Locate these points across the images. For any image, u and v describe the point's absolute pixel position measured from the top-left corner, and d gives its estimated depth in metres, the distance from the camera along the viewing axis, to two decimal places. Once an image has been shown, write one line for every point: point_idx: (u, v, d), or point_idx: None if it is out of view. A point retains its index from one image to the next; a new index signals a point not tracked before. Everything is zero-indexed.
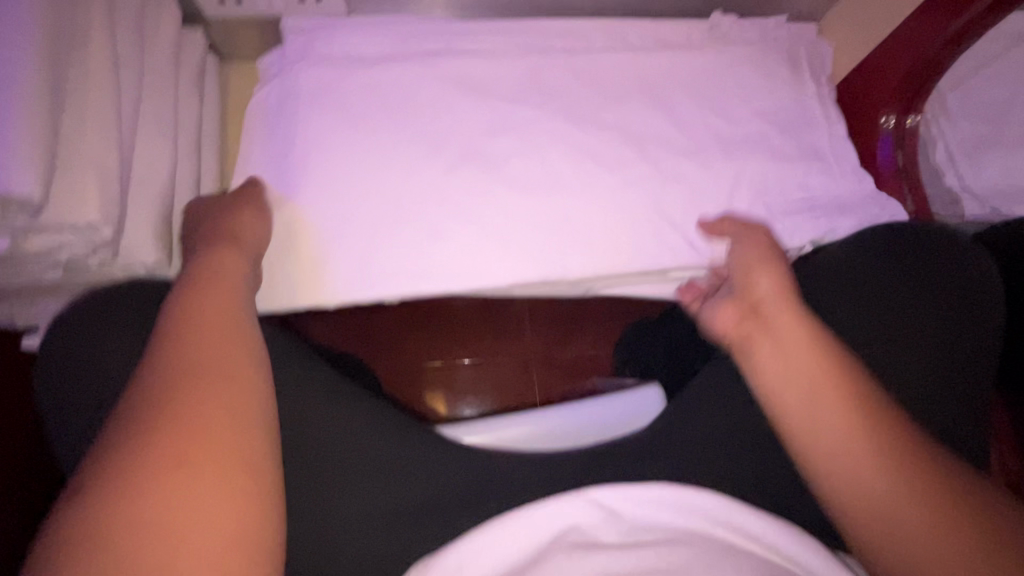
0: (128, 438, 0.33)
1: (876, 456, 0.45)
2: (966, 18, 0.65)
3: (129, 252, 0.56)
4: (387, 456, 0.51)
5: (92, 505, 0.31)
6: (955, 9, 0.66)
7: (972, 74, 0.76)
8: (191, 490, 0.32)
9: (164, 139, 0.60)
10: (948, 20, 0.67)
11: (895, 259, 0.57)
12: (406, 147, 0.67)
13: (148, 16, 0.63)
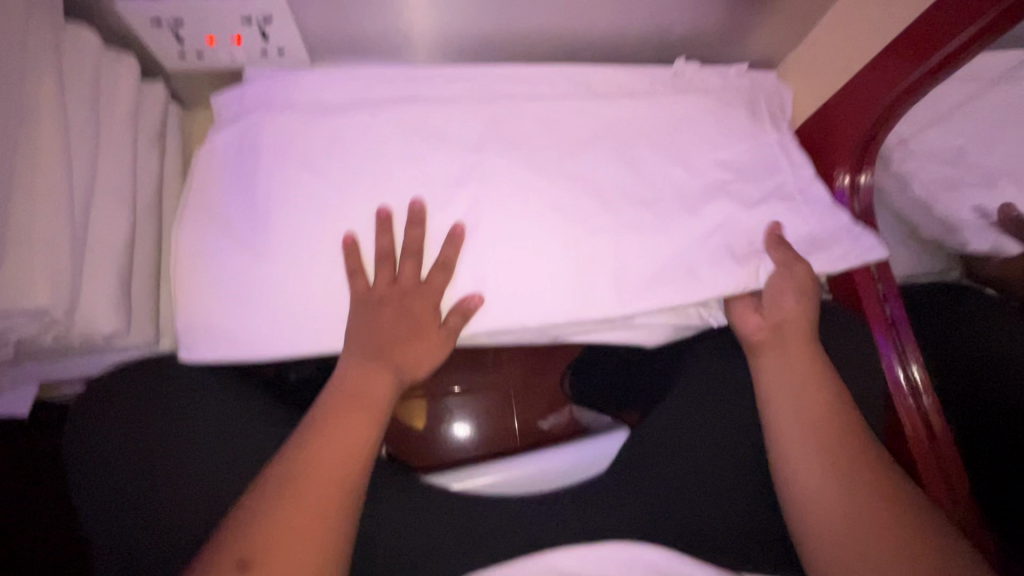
0: (307, 435, 0.56)
1: (854, 499, 0.56)
2: (921, 69, 0.65)
3: (84, 325, 0.55)
4: (441, 516, 0.60)
5: (279, 478, 0.52)
6: (911, 60, 0.66)
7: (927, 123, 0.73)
8: (317, 509, 0.51)
9: (123, 205, 0.60)
10: (902, 71, 0.67)
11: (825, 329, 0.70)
12: (369, 195, 0.65)
13: (104, 78, 0.62)
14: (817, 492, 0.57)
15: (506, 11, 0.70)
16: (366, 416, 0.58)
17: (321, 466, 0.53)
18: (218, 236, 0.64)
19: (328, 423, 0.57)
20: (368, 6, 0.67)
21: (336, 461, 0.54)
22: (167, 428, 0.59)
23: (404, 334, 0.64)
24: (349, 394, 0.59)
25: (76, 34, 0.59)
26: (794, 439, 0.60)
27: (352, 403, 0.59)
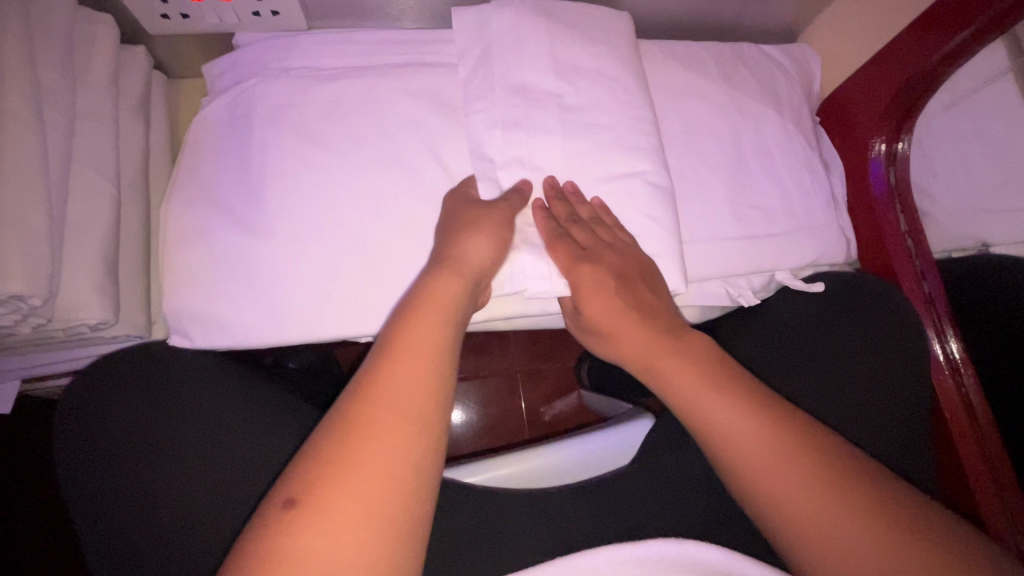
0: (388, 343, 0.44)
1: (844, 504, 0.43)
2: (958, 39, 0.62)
3: (68, 314, 0.50)
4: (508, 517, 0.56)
5: (351, 394, 0.40)
6: (949, 27, 0.62)
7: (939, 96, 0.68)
8: (392, 432, 0.38)
9: (106, 180, 0.54)
10: (941, 37, 0.63)
11: (837, 307, 0.68)
12: (377, 169, 0.60)
13: (78, 37, 0.56)
14: (797, 521, 0.44)
15: None
16: (434, 321, 0.46)
17: (398, 374, 0.41)
18: (212, 215, 0.58)
19: (405, 327, 0.44)
20: None
21: (413, 370, 0.41)
22: (174, 423, 0.53)
23: (468, 237, 0.54)
24: (424, 299, 0.48)
25: None
26: (756, 462, 0.46)
27: (426, 305, 0.47)
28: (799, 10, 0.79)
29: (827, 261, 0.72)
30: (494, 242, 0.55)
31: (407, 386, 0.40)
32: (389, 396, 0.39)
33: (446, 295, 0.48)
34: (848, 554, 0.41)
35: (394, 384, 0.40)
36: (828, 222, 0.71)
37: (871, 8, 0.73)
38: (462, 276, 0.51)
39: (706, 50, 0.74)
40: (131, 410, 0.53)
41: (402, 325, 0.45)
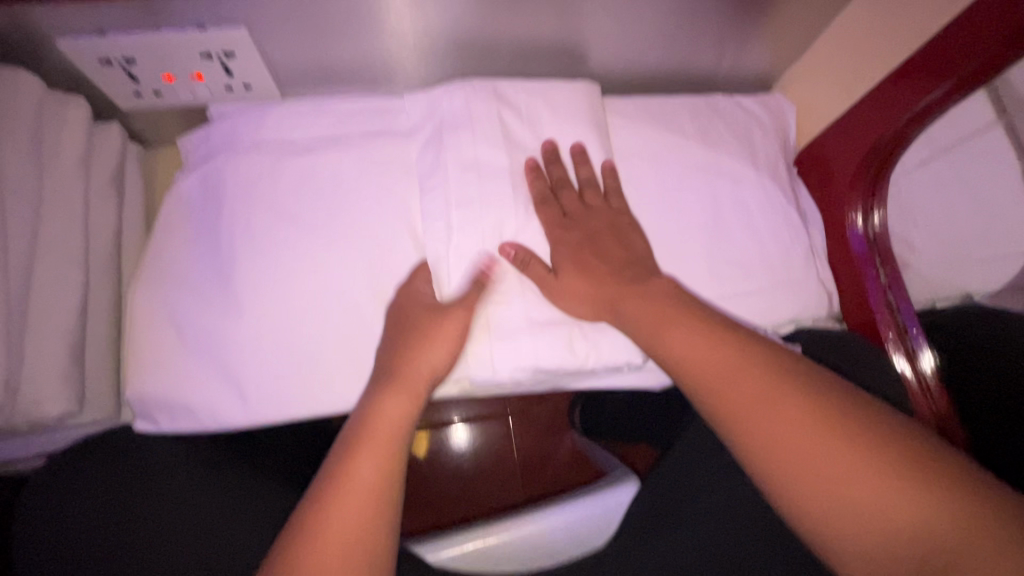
0: (333, 479, 0.46)
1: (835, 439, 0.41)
2: (925, 101, 0.61)
3: (29, 409, 0.49)
4: None
5: (293, 535, 0.43)
6: (919, 88, 0.62)
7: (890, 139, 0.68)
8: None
9: (73, 266, 0.54)
10: (910, 100, 0.63)
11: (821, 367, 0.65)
12: (346, 243, 0.60)
13: (47, 124, 0.56)
14: (778, 440, 0.43)
15: (489, 34, 0.66)
16: (377, 458, 0.47)
17: (334, 518, 0.43)
18: (183, 295, 0.58)
19: (348, 458, 0.47)
20: (340, 34, 0.62)
21: (350, 521, 0.44)
22: (139, 503, 0.51)
23: (415, 346, 0.55)
24: (373, 425, 0.50)
25: (12, 76, 0.53)
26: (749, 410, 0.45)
27: (372, 433, 0.49)
28: (772, 62, 0.80)
29: (807, 315, 0.71)
30: (449, 353, 0.56)
31: (343, 538, 0.43)
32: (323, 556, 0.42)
33: (393, 421, 0.50)
34: (857, 494, 0.39)
35: (331, 538, 0.43)
36: (807, 278, 0.71)
37: (838, 62, 0.73)
38: (411, 395, 0.52)
39: (679, 105, 0.74)
40: (77, 526, 0.49)
41: (343, 468, 0.47)
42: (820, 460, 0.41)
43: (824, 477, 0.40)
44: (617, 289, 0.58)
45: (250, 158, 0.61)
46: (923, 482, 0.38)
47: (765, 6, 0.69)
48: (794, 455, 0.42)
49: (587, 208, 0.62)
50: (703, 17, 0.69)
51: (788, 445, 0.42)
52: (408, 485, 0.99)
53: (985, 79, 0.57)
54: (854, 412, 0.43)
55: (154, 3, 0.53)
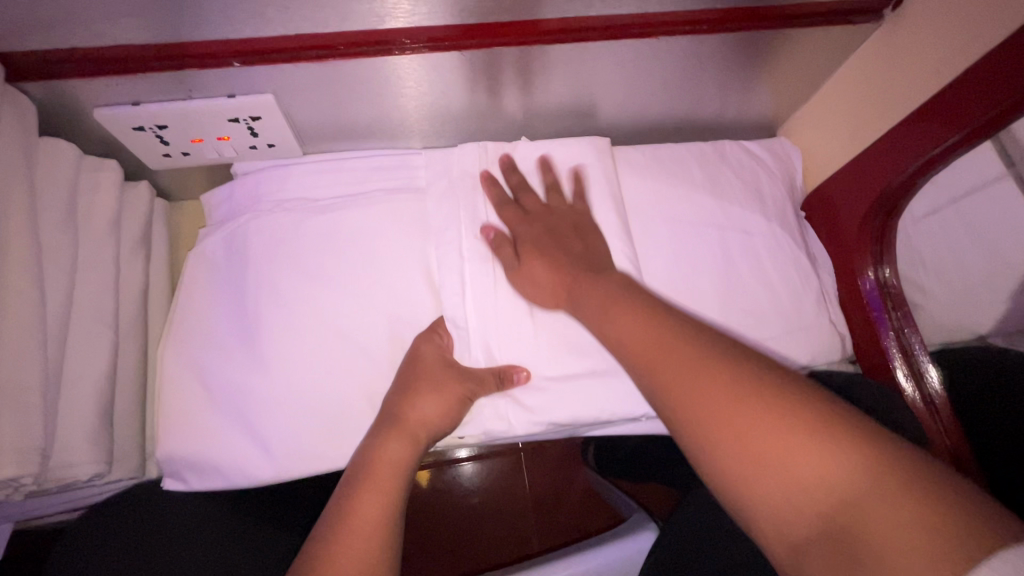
0: (339, 517, 0.49)
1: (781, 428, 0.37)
2: (926, 155, 0.63)
3: (60, 472, 0.50)
4: None
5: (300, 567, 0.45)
6: (919, 143, 0.63)
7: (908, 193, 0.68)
8: None
9: (104, 327, 0.56)
10: (911, 154, 0.65)
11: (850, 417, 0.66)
12: (368, 299, 0.61)
13: (81, 188, 0.58)
14: (697, 407, 0.40)
15: (503, 92, 0.68)
16: (379, 499, 0.51)
17: (336, 554, 0.45)
18: (208, 354, 0.59)
19: (352, 500, 0.50)
20: (362, 96, 0.64)
21: (359, 549, 0.46)
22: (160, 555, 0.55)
23: (420, 391, 0.57)
24: (375, 468, 0.53)
25: (51, 148, 0.55)
26: (693, 410, 0.40)
27: (376, 475, 0.52)
28: (777, 108, 0.82)
29: (820, 360, 0.71)
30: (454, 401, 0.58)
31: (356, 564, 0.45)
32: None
33: (392, 464, 0.53)
34: (806, 499, 0.35)
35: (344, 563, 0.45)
36: (820, 323, 0.71)
37: (842, 110, 0.75)
38: (410, 440, 0.55)
39: (688, 153, 0.76)
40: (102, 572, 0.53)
41: (353, 506, 0.50)
42: (734, 420, 0.38)
43: (743, 440, 0.37)
44: (573, 278, 0.56)
45: (274, 219, 0.63)
46: (881, 470, 0.33)
47: (769, 60, 0.71)
48: (712, 421, 0.39)
49: (551, 213, 0.63)
50: (709, 71, 0.72)
51: (707, 408, 0.39)
52: (417, 516, 0.99)
53: (984, 136, 0.58)
54: (799, 397, 0.38)
55: (188, 76, 0.56)
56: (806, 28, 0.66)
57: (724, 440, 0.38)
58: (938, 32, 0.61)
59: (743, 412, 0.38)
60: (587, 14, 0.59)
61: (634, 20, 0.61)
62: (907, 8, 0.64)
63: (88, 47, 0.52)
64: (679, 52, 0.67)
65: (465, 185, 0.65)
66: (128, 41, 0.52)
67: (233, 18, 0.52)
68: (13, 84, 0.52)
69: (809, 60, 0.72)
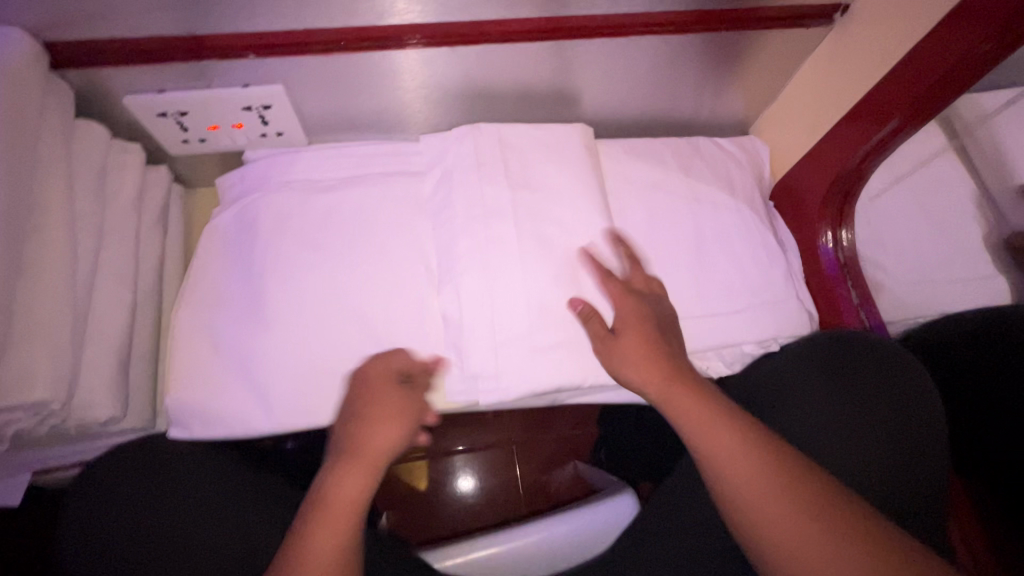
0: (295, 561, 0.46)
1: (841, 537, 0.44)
2: (873, 141, 0.68)
3: (81, 412, 0.55)
4: None
5: None
6: (866, 131, 0.69)
7: (878, 183, 0.74)
8: None
9: (123, 287, 0.61)
10: (859, 141, 0.70)
11: (828, 367, 0.67)
12: (363, 269, 0.67)
13: (110, 167, 0.65)
14: (730, 465, 0.49)
15: (493, 86, 0.75)
16: (334, 534, 0.48)
17: None
18: (215, 316, 0.64)
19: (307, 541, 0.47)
20: (363, 86, 0.71)
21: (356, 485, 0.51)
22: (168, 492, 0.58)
23: (368, 416, 0.55)
24: (328, 504, 0.49)
25: (84, 127, 0.62)
26: (758, 506, 0.47)
27: (330, 509, 0.49)
28: (746, 106, 0.89)
29: (790, 333, 0.75)
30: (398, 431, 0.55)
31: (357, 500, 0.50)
32: (334, 521, 0.48)
33: (349, 498, 0.50)
34: None
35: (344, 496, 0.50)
36: (786, 298, 0.76)
37: (801, 105, 0.81)
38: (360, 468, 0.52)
39: (664, 144, 0.82)
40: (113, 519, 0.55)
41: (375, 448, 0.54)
42: (763, 489, 0.47)
43: (752, 493, 0.48)
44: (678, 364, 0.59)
45: (280, 199, 0.69)
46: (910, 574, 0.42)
47: (734, 61, 0.78)
48: (734, 482, 0.49)
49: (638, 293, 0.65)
50: (680, 70, 0.78)
51: (781, 527, 0.46)
52: (414, 511, 1.02)
53: (920, 124, 0.65)
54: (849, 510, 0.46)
55: (208, 65, 0.63)
56: (764, 30, 0.73)
57: (739, 497, 0.48)
58: (877, 30, 0.67)
59: (764, 471, 0.48)
60: (564, 13, 0.66)
61: (609, 19, 0.68)
62: (853, 10, 0.70)
63: (122, 37, 0.59)
64: (651, 49, 0.73)
65: (454, 165, 0.71)
66: (157, 32, 0.59)
67: (251, 13, 0.59)
68: (56, 70, 0.59)
69: (772, 59, 0.79)
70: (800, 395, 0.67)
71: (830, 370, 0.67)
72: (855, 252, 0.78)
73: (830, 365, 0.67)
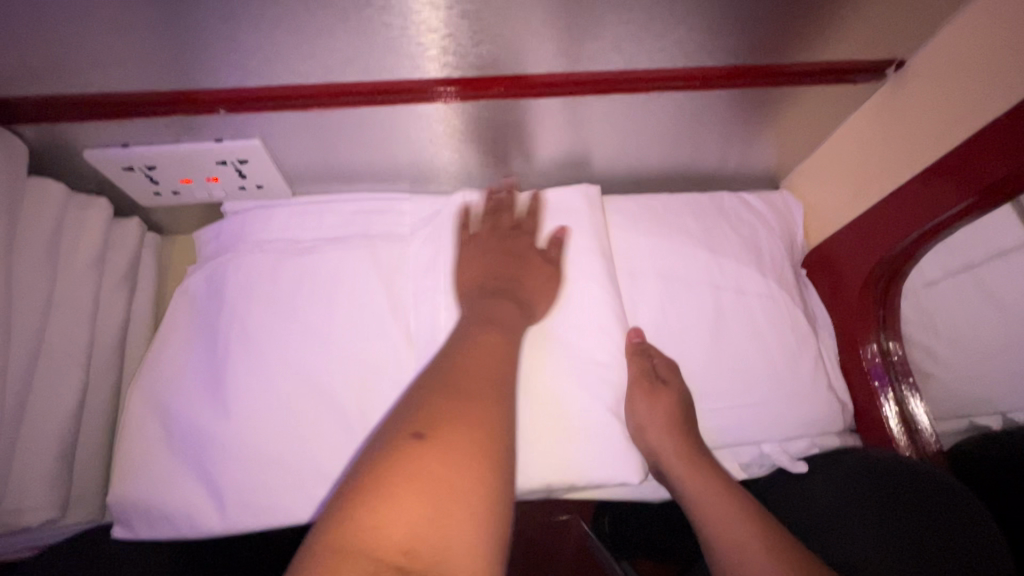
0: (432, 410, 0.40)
1: None
2: (929, 226, 0.60)
3: (12, 517, 0.49)
4: None
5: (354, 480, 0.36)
6: (921, 214, 0.60)
7: (935, 264, 0.65)
8: (393, 512, 0.35)
9: (73, 365, 0.56)
10: (911, 223, 0.62)
11: (862, 476, 0.59)
12: (337, 346, 0.60)
13: (68, 227, 0.59)
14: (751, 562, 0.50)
15: (496, 140, 0.68)
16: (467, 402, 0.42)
17: (419, 465, 0.37)
18: (178, 394, 0.59)
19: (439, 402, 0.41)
20: (351, 141, 0.64)
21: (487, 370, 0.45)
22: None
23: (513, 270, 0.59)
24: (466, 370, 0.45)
25: (36, 187, 0.56)
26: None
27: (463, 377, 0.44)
28: (779, 161, 0.80)
29: (819, 430, 0.66)
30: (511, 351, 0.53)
31: (470, 421, 0.40)
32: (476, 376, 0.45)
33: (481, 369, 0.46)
34: None
35: (441, 401, 0.41)
36: (818, 389, 0.67)
37: (844, 166, 0.72)
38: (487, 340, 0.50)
39: (685, 205, 0.74)
40: None
41: (473, 344, 0.48)
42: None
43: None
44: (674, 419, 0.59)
45: (251, 264, 0.63)
46: None
47: (767, 115, 0.69)
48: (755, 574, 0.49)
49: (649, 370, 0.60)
50: (706, 125, 0.70)
51: None
52: None
53: (987, 211, 0.56)
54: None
55: (177, 120, 0.57)
56: (803, 86, 0.64)
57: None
58: (942, 93, 0.58)
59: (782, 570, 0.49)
60: (577, 70, 0.58)
61: (624, 73, 0.60)
62: (909, 69, 0.62)
63: (79, 92, 0.53)
64: (674, 103, 0.65)
65: (442, 228, 0.64)
66: (118, 89, 0.53)
67: (220, 70, 0.52)
68: (6, 125, 0.54)
69: (810, 115, 0.70)
70: (855, 535, 0.55)
71: (865, 479, 0.58)
72: (905, 353, 0.68)
73: (861, 479, 0.59)
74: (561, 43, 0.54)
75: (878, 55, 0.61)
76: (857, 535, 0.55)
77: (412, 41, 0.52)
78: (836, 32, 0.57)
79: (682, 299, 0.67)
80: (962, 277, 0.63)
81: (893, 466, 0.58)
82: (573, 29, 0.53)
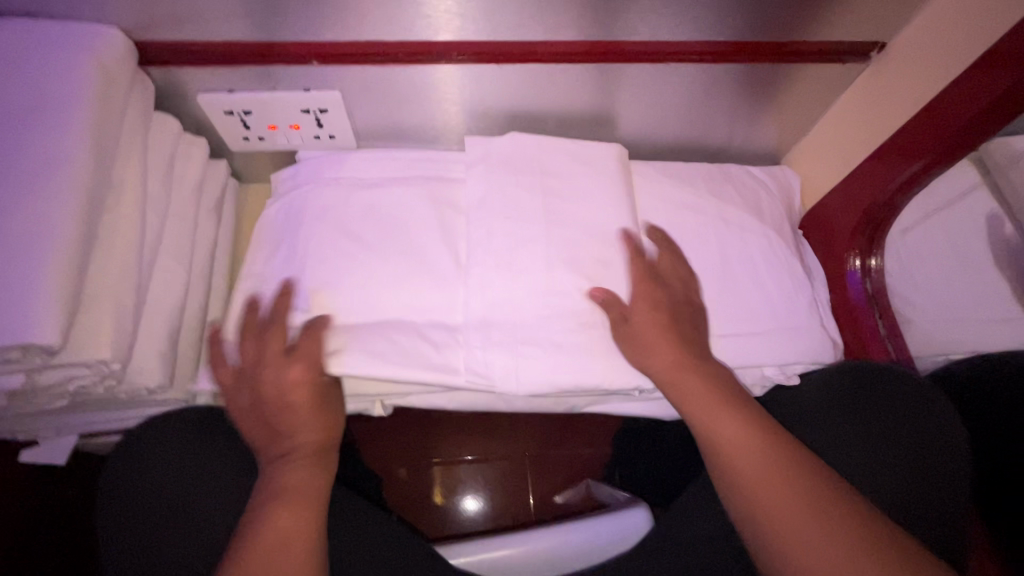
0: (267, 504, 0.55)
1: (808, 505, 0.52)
2: (905, 176, 0.70)
3: (132, 378, 0.59)
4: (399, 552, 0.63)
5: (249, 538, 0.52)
6: (899, 166, 0.71)
7: (915, 217, 0.75)
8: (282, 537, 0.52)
9: (179, 266, 0.66)
10: (891, 176, 0.72)
11: (854, 384, 0.69)
12: (396, 265, 0.70)
13: (179, 157, 0.70)
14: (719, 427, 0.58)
15: (534, 104, 0.79)
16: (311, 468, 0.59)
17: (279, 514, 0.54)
18: (263, 298, 0.69)
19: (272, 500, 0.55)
20: (414, 98, 0.76)
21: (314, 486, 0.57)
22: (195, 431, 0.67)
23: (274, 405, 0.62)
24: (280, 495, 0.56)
25: (161, 120, 0.68)
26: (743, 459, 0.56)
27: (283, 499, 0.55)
28: (779, 138, 0.90)
29: (812, 361, 0.75)
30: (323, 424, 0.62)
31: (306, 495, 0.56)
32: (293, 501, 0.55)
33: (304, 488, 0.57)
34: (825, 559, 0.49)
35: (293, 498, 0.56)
36: (812, 325, 0.76)
37: (835, 137, 0.83)
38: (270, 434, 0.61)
39: (695, 168, 0.84)
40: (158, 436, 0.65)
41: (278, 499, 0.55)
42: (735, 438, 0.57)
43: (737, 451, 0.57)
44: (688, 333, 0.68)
45: (326, 196, 0.73)
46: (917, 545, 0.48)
47: (769, 93, 0.80)
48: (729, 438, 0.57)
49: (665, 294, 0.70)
50: (715, 99, 0.81)
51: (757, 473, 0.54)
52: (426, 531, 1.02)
53: (956, 159, 0.66)
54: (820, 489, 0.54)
55: (277, 69, 0.68)
56: (801, 65, 0.75)
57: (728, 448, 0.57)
58: (915, 68, 0.69)
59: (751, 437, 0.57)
60: (607, 40, 0.70)
61: (648, 46, 0.71)
62: (889, 49, 0.73)
63: (205, 41, 0.64)
64: (687, 76, 0.76)
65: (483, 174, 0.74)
66: (236, 38, 0.65)
67: (322, 25, 0.64)
68: (142, 66, 0.65)
69: (805, 95, 0.81)
70: (838, 424, 0.67)
71: (854, 387, 0.69)
72: (885, 288, 0.79)
73: (854, 387, 0.69)
74: (601, 14, 0.66)
75: (866, 36, 0.72)
76: (839, 424, 0.67)
77: (444, 10, 0.64)
78: (827, 14, 0.69)
79: (692, 242, 0.77)
80: (938, 227, 0.73)
81: (902, 378, 0.67)
82: (607, 1, 0.64)
